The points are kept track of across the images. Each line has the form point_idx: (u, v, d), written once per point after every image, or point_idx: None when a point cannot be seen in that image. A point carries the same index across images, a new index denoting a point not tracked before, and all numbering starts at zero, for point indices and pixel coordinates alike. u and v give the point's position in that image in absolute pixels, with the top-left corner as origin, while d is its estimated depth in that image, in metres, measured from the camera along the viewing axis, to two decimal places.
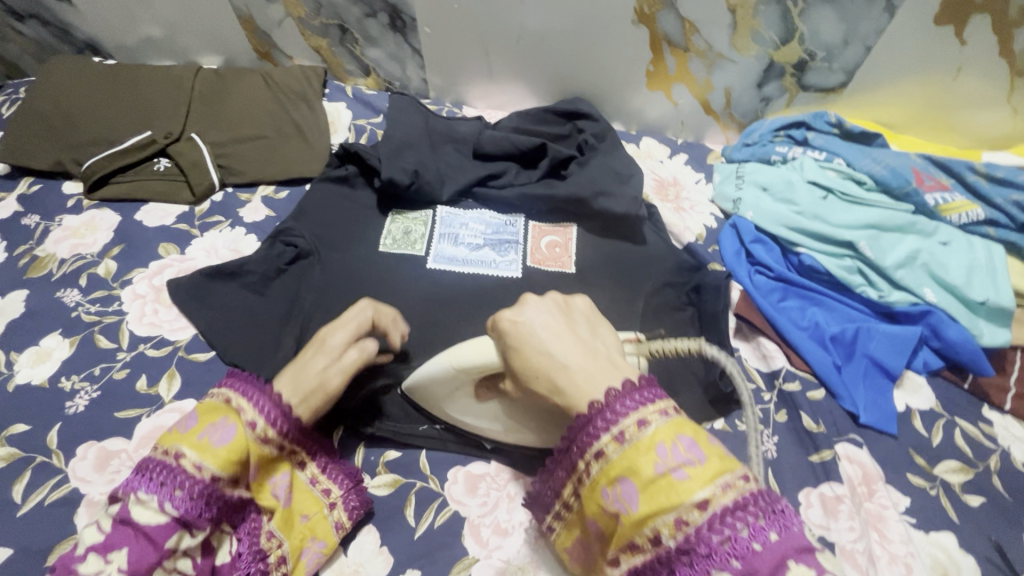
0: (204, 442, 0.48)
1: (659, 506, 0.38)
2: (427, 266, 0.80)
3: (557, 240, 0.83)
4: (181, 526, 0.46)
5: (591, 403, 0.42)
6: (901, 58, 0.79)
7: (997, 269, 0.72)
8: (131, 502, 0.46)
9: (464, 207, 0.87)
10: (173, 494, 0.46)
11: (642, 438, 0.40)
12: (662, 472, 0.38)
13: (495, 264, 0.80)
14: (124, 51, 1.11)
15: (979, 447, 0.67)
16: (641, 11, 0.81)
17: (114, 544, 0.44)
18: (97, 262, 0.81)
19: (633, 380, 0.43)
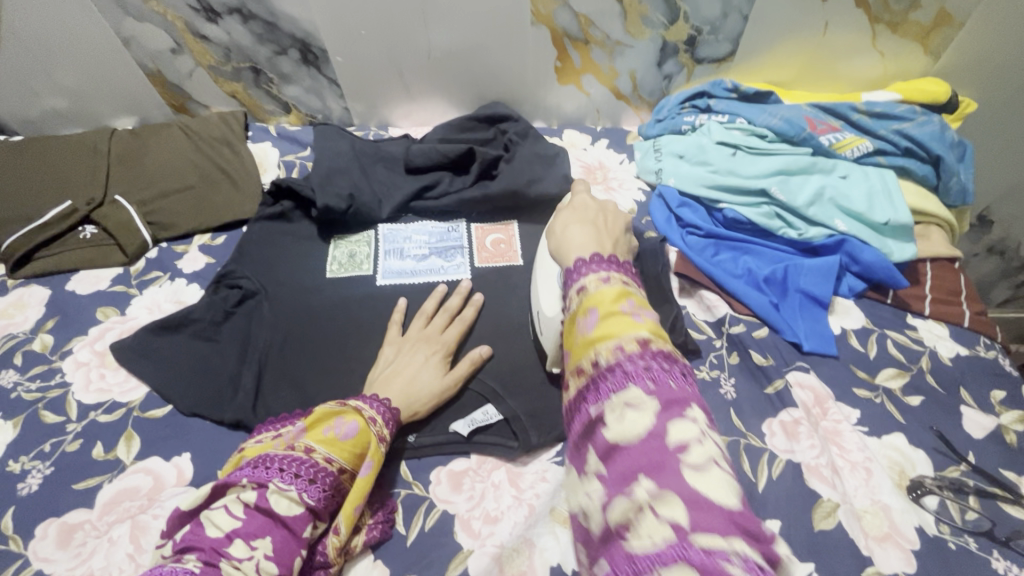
0: (339, 435, 0.58)
1: (610, 331, 0.42)
2: (377, 283, 0.80)
3: (501, 236, 0.86)
4: (311, 517, 0.54)
5: (579, 256, 0.50)
6: (776, 22, 0.87)
7: (892, 191, 0.79)
8: (272, 491, 0.53)
9: (405, 220, 0.88)
10: (309, 484, 0.54)
11: (610, 288, 0.45)
12: (623, 312, 0.43)
13: (443, 270, 0.82)
14: (29, 125, 1.08)
15: (910, 352, 0.73)
16: (538, 11, 0.87)
17: (258, 530, 0.50)
18: (31, 339, 0.78)
19: (605, 256, 0.49)
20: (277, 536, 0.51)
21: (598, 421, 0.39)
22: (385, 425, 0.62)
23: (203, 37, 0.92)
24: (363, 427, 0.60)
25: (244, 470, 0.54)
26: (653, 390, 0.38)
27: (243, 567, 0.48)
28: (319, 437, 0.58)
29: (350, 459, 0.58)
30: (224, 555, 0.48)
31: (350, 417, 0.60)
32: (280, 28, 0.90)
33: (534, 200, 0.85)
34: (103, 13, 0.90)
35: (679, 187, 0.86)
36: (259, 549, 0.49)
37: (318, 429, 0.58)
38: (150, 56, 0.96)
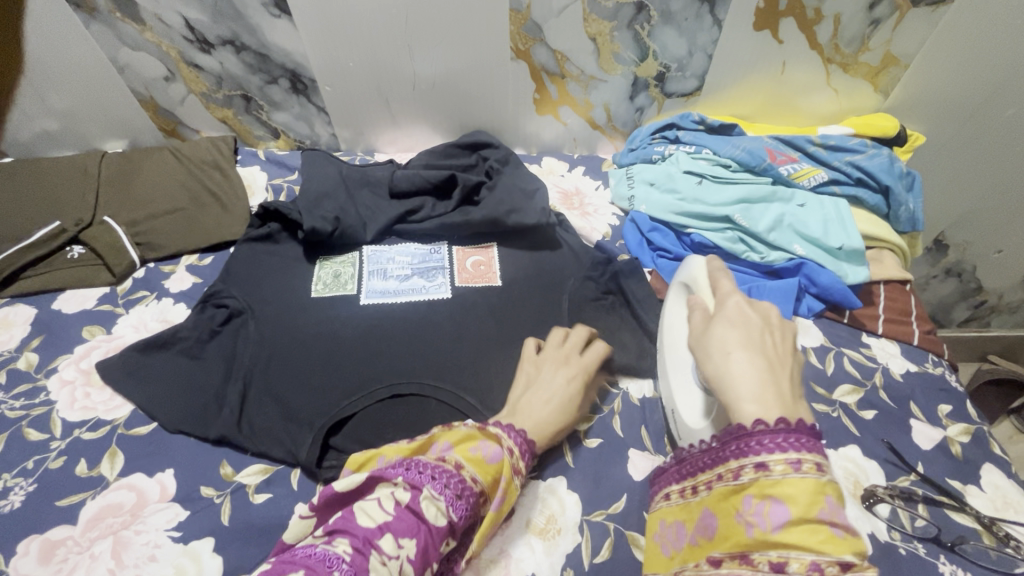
0: (485, 457, 0.62)
1: (798, 544, 0.43)
2: (361, 302, 0.83)
3: (481, 258, 0.89)
4: (449, 532, 0.56)
5: (757, 420, 0.48)
6: (738, 61, 0.94)
7: (845, 218, 0.85)
8: (425, 496, 0.55)
9: (389, 242, 0.91)
10: (455, 498, 0.57)
11: (799, 483, 0.44)
12: (821, 518, 0.43)
13: (425, 289, 0.85)
14: (18, 147, 1.10)
15: (865, 368, 0.78)
16: (517, 48, 0.92)
17: (407, 531, 0.53)
18: (16, 357, 0.79)
19: (794, 423, 0.47)
20: (418, 541, 0.53)
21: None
22: (522, 457, 0.64)
23: (196, 66, 0.96)
24: (506, 455, 0.63)
25: (419, 465, 0.58)
26: None
27: (388, 563, 0.50)
28: (467, 453, 0.61)
29: (489, 486, 0.61)
30: (375, 547, 0.51)
31: (492, 443, 0.63)
32: (271, 59, 0.94)
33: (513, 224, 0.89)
34: (100, 43, 0.93)
35: (650, 213, 0.92)
36: (404, 550, 0.52)
37: (469, 445, 0.62)
38: (144, 83, 1.00)
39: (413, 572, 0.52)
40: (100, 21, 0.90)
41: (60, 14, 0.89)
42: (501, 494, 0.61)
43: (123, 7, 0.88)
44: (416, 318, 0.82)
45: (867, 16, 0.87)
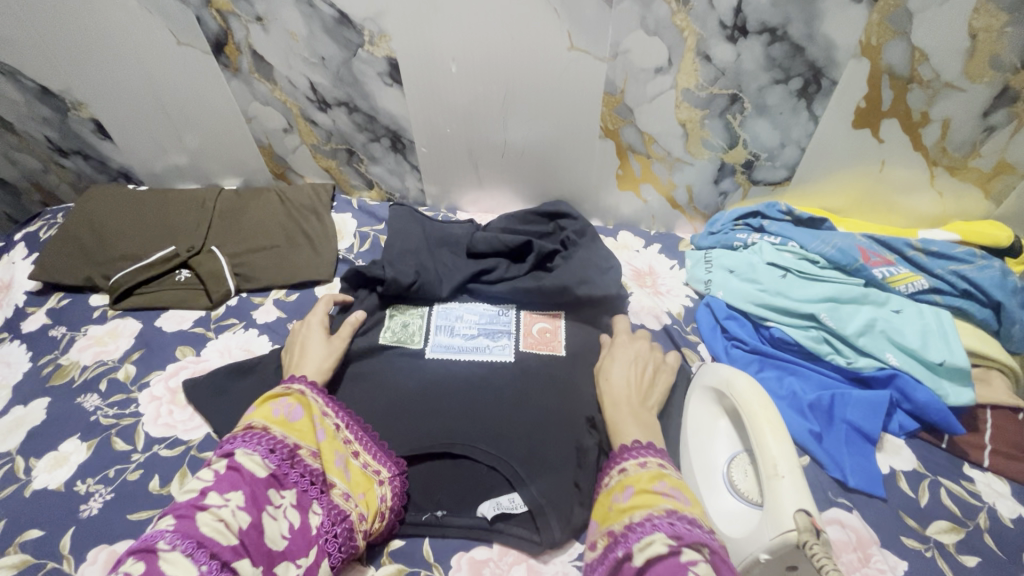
0: (287, 415, 0.67)
1: (643, 503, 0.57)
2: (425, 357, 0.85)
3: (547, 326, 0.90)
4: (274, 481, 0.60)
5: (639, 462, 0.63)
6: (834, 157, 0.92)
7: (948, 332, 0.78)
8: (239, 456, 0.60)
9: (459, 299, 0.94)
10: (270, 452, 0.62)
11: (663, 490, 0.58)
12: (657, 490, 0.59)
13: (489, 350, 0.86)
14: (153, 176, 1.26)
15: (966, 506, 0.69)
16: (606, 127, 0.95)
17: (229, 485, 0.56)
18: (117, 367, 0.87)
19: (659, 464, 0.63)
20: (246, 492, 0.57)
21: (624, 560, 0.54)
22: (324, 402, 0.72)
23: (312, 122, 1.06)
24: (305, 404, 0.70)
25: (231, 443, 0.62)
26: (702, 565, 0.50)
27: (218, 515, 0.53)
28: (268, 418, 0.66)
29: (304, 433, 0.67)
30: (201, 508, 0.54)
31: (289, 400, 0.69)
32: (378, 121, 1.03)
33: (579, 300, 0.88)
34: (236, 97, 1.06)
35: (727, 300, 0.89)
36: (230, 499, 0.55)
37: (266, 409, 0.67)
38: (266, 132, 1.11)
39: (245, 516, 0.55)
40: (241, 79, 1.02)
41: (210, 72, 1.02)
42: (321, 431, 0.69)
43: (261, 69, 0.99)
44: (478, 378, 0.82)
45: (981, 121, 0.83)
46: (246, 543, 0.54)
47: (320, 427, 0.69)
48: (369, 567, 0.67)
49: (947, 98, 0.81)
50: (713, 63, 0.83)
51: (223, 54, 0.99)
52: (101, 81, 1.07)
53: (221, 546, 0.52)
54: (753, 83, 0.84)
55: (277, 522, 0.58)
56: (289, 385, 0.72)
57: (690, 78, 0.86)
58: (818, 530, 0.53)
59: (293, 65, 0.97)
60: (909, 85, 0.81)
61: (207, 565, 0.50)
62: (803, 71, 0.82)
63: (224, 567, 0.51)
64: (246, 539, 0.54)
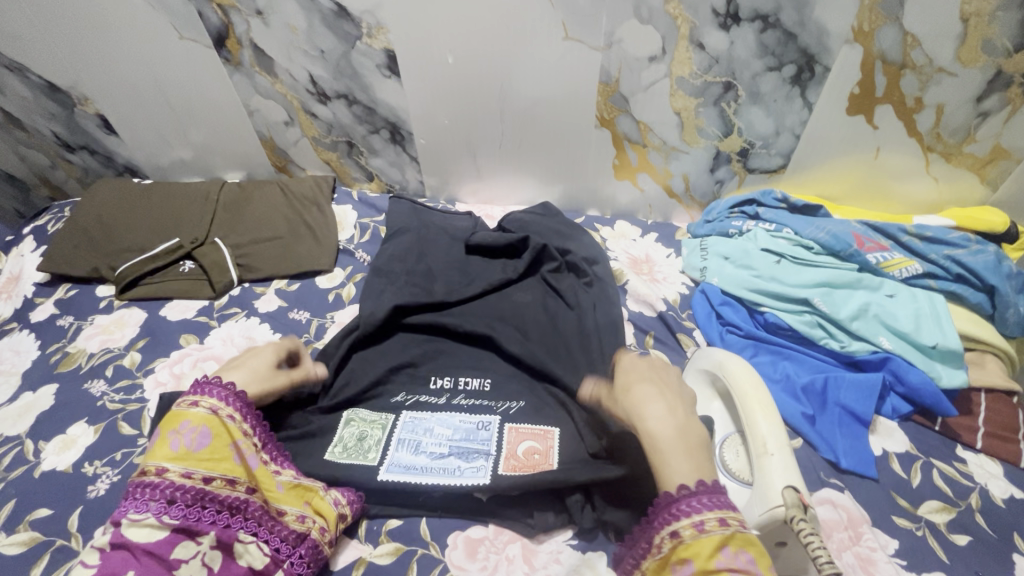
0: (190, 446, 0.61)
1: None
2: (379, 475, 0.71)
3: (536, 445, 0.75)
4: (181, 535, 0.57)
5: (680, 487, 0.55)
6: (829, 143, 0.92)
7: (942, 315, 0.79)
8: (125, 527, 0.56)
9: (431, 408, 0.79)
10: (167, 506, 0.58)
11: (707, 540, 0.51)
12: (720, 567, 0.49)
13: (458, 472, 0.71)
14: (158, 170, 1.28)
15: (958, 486, 0.70)
16: (602, 116, 0.96)
17: (116, 568, 0.54)
18: (123, 355, 0.89)
19: (704, 485, 0.54)
20: (142, 564, 0.54)
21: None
22: (241, 417, 0.66)
23: (312, 115, 1.08)
24: (210, 428, 0.62)
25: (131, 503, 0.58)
26: None
27: None
28: (168, 456, 0.60)
29: (217, 462, 0.61)
30: None
31: (190, 430, 0.62)
32: (377, 113, 1.04)
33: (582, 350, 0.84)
34: (238, 90, 1.07)
35: (722, 286, 0.90)
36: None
37: (165, 445, 0.61)
38: (267, 125, 1.13)
39: None
40: (242, 73, 1.04)
41: (212, 66, 1.04)
42: (238, 455, 0.64)
43: (262, 63, 1.01)
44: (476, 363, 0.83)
45: (975, 107, 0.83)
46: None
47: (235, 448, 0.63)
48: (368, 547, 0.69)
49: (940, 84, 0.81)
50: (706, 51, 0.84)
51: (224, 48, 1.01)
52: (105, 76, 1.09)
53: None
54: (747, 70, 0.85)
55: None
56: (199, 399, 0.64)
57: (684, 67, 0.87)
58: (806, 506, 0.54)
59: (294, 58, 0.99)
60: (902, 71, 0.81)
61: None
62: (796, 58, 0.82)
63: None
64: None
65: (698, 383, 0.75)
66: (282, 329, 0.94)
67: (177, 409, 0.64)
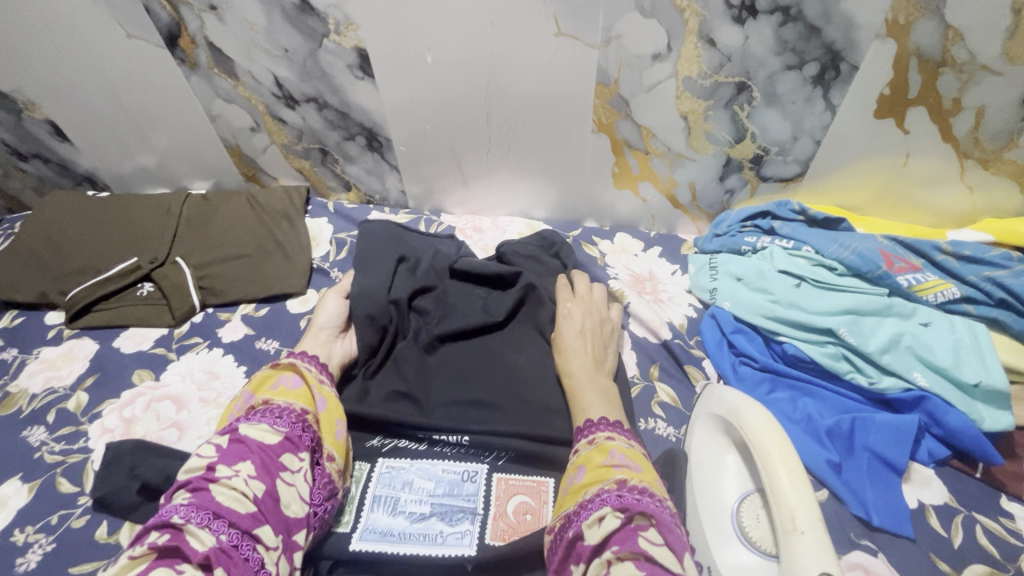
0: (287, 387, 0.66)
1: (595, 479, 0.56)
2: (352, 546, 0.63)
3: (529, 501, 0.67)
4: (287, 445, 0.59)
5: (589, 417, 0.65)
6: (853, 149, 0.83)
7: (984, 348, 0.69)
8: (247, 426, 0.59)
9: (411, 454, 0.71)
10: (278, 418, 0.61)
11: (599, 444, 0.60)
12: (606, 464, 0.57)
13: (440, 539, 0.63)
14: (119, 180, 1.18)
15: (1006, 546, 0.62)
16: (599, 121, 0.87)
17: (236, 456, 0.56)
18: (67, 395, 0.79)
19: (610, 419, 0.64)
20: (255, 461, 0.56)
21: (576, 540, 0.52)
22: (321, 371, 0.71)
23: (280, 120, 0.98)
24: (303, 375, 0.68)
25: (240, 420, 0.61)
26: (626, 511, 0.51)
27: (230, 484, 0.53)
28: (268, 393, 0.65)
29: (306, 402, 0.65)
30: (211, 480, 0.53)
31: (289, 375, 0.68)
32: (351, 117, 0.94)
33: None
34: (197, 94, 0.97)
35: (734, 311, 0.81)
36: (241, 470, 0.55)
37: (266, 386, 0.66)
38: (232, 131, 1.03)
39: (257, 484, 0.54)
40: (200, 75, 0.94)
41: (166, 67, 0.94)
42: (319, 400, 0.67)
43: (221, 63, 0.91)
44: (460, 402, 0.75)
45: (1020, 109, 0.73)
46: (264, 511, 0.53)
47: (316, 396, 0.67)
48: None
49: (982, 84, 0.72)
50: (717, 48, 0.74)
51: (178, 48, 0.90)
52: (52, 79, 0.99)
53: (238, 514, 0.52)
54: (763, 69, 0.75)
55: (294, 488, 0.57)
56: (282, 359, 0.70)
57: (692, 65, 0.77)
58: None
59: (256, 58, 0.88)
60: (939, 69, 0.71)
61: (228, 533, 0.50)
62: (819, 56, 0.73)
63: (245, 533, 0.51)
64: (263, 507, 0.53)
65: (707, 428, 0.67)
66: (246, 361, 0.85)
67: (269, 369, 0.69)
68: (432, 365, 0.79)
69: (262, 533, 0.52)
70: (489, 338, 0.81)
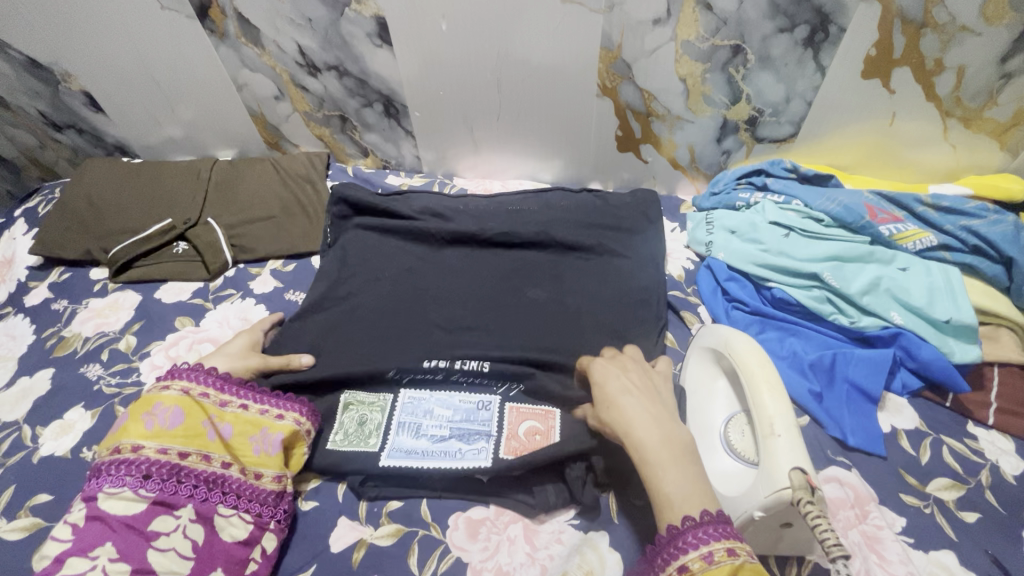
0: (163, 424, 0.64)
1: None
2: (382, 463, 0.70)
3: (538, 425, 0.73)
4: (159, 507, 0.60)
5: (671, 524, 0.49)
6: (842, 110, 0.88)
7: (955, 289, 0.76)
8: (104, 499, 0.58)
9: (430, 386, 0.78)
10: (144, 480, 0.60)
11: (726, 567, 0.45)
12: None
13: (461, 455, 0.71)
14: (149, 149, 1.25)
15: (968, 463, 0.68)
16: (604, 85, 0.92)
17: (92, 542, 0.56)
18: (117, 338, 0.88)
19: (711, 516, 0.49)
20: (115, 542, 0.56)
21: None
22: (218, 391, 0.69)
23: (303, 88, 1.04)
24: (182, 407, 0.66)
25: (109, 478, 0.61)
26: None
27: None
28: (145, 434, 0.64)
29: (187, 437, 0.64)
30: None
31: (164, 411, 0.65)
32: (369, 84, 1.00)
33: (577, 321, 0.82)
34: (225, 64, 1.03)
35: (728, 261, 0.87)
36: (98, 555, 0.55)
37: (139, 423, 0.64)
38: (257, 100, 1.09)
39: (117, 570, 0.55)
40: (228, 45, 1.00)
41: (197, 38, 1.00)
42: (216, 428, 0.66)
43: (248, 33, 0.97)
44: (476, 342, 0.81)
45: (998, 68, 0.78)
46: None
47: (210, 424, 0.66)
48: (370, 528, 0.68)
49: (962, 44, 0.76)
50: (713, 13, 0.80)
51: (208, 18, 0.96)
52: (88, 52, 1.05)
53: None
54: (756, 33, 0.81)
55: (171, 551, 0.58)
56: (170, 383, 0.68)
57: (690, 30, 0.82)
58: (814, 488, 0.51)
59: (280, 27, 0.94)
60: (922, 30, 0.76)
61: None
62: (809, 18, 0.78)
63: None
64: None
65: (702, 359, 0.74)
66: (277, 311, 0.93)
67: (152, 392, 0.67)
68: (449, 310, 0.85)
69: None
70: (501, 286, 0.87)
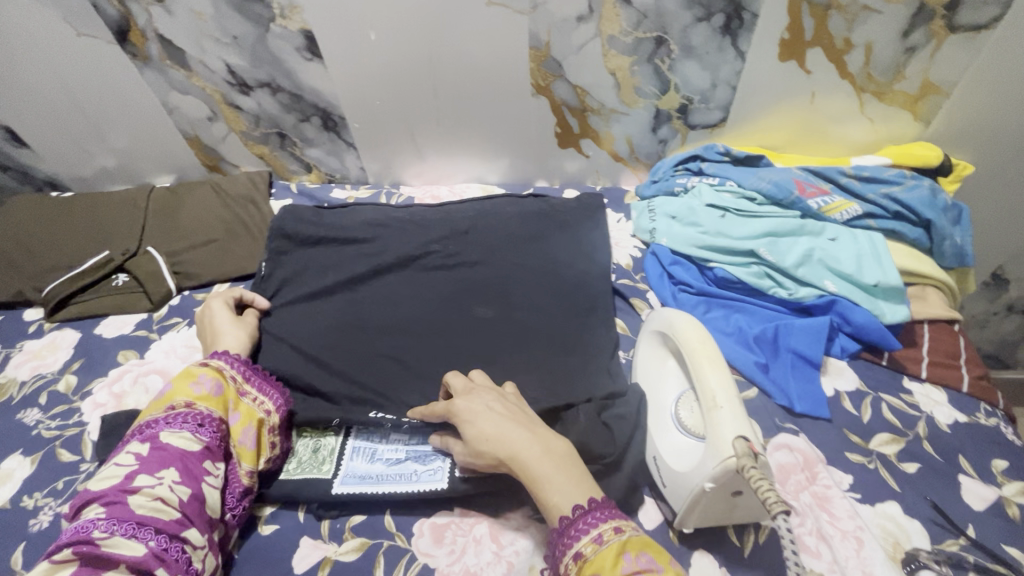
0: (209, 390, 0.67)
1: None
2: (334, 492, 0.69)
3: None
4: (206, 453, 0.62)
5: (563, 514, 0.54)
6: (765, 93, 0.92)
7: (881, 253, 0.80)
8: (168, 434, 0.61)
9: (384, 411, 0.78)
10: (200, 427, 0.63)
11: (614, 543, 0.50)
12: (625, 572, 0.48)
13: (416, 478, 0.70)
14: (80, 182, 1.20)
15: (906, 417, 0.72)
16: (538, 84, 0.93)
17: (159, 464, 0.58)
18: (57, 379, 0.85)
19: (597, 501, 0.55)
20: (178, 467, 0.58)
21: None
22: (246, 379, 0.71)
23: (236, 107, 1.02)
24: (225, 379, 0.69)
25: (159, 421, 0.62)
26: None
27: (152, 494, 0.55)
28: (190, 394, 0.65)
29: (221, 407, 0.67)
30: (128, 492, 0.54)
31: (210, 376, 0.68)
32: (304, 99, 0.99)
33: (530, 317, 0.83)
34: (152, 88, 1.01)
35: (671, 245, 0.90)
36: (165, 477, 0.57)
37: (187, 386, 0.66)
38: (190, 123, 1.07)
39: (176, 498, 0.57)
40: (153, 68, 0.97)
41: (119, 63, 0.97)
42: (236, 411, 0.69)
43: (173, 55, 0.95)
44: (430, 347, 0.81)
45: (901, 43, 0.82)
46: (190, 514, 0.57)
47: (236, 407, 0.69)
48: (333, 546, 0.67)
49: (866, 22, 0.81)
50: (633, 7, 0.82)
51: (129, 42, 0.94)
52: (3, 85, 1.01)
53: (165, 522, 0.54)
54: (676, 23, 0.83)
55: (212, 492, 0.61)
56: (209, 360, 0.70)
57: (614, 24, 0.84)
58: (756, 454, 0.54)
59: (206, 47, 0.93)
60: (828, 12, 0.80)
61: (157, 539, 0.53)
62: (723, 7, 0.81)
63: (174, 539, 0.54)
64: (188, 511, 0.57)
65: (650, 343, 0.75)
66: None
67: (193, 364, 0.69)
68: (401, 318, 0.85)
69: (191, 535, 0.56)
70: (453, 289, 0.87)
